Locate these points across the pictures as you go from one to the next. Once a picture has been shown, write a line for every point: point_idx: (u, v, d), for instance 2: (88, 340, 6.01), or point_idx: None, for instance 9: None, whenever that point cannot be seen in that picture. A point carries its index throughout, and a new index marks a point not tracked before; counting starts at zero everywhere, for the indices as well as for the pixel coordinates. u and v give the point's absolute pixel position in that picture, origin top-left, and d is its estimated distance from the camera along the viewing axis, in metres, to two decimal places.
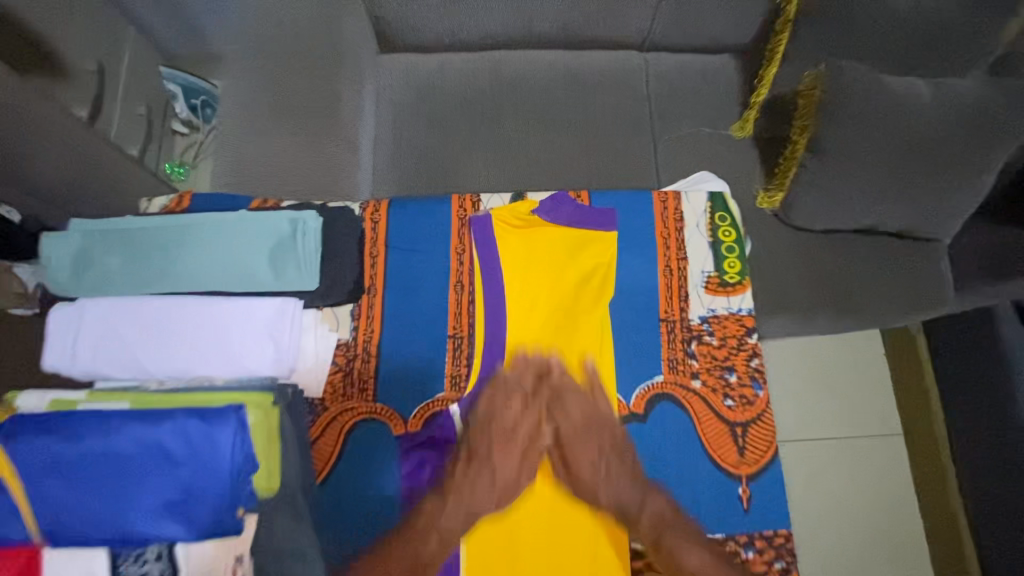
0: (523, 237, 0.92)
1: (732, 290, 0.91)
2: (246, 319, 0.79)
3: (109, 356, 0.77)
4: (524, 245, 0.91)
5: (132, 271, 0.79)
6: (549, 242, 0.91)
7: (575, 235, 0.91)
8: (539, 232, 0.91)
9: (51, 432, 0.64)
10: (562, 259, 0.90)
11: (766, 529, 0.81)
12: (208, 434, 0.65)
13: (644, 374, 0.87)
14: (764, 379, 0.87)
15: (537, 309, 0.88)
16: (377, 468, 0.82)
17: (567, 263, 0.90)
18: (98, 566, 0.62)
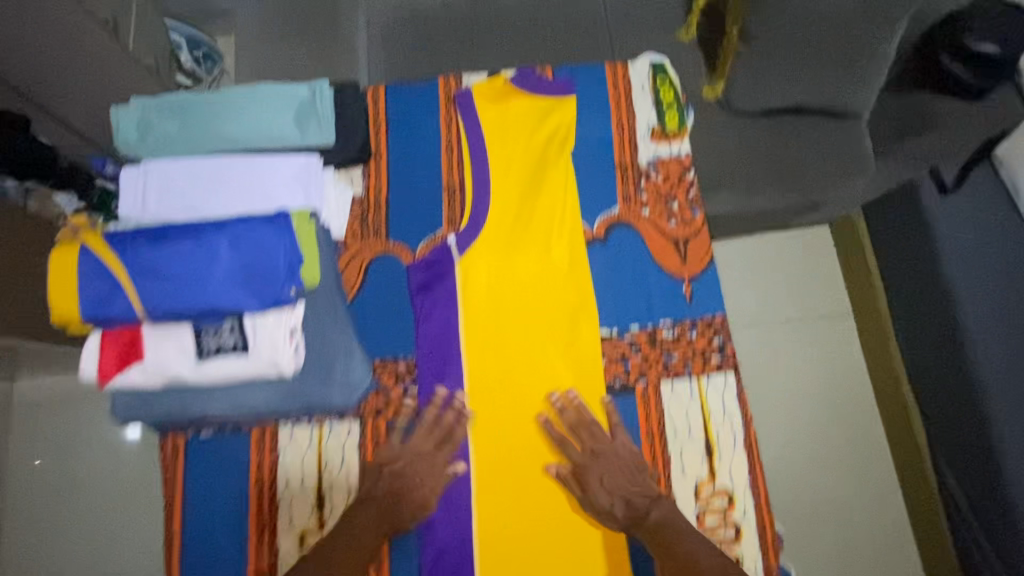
0: (494, 108, 1.09)
1: (672, 137, 1.10)
2: (279, 168, 0.98)
3: (172, 202, 0.96)
4: (496, 112, 1.08)
5: (186, 133, 0.97)
6: (520, 106, 1.09)
7: (537, 101, 1.10)
8: (505, 101, 1.09)
9: (142, 237, 0.82)
10: (528, 121, 1.08)
11: (705, 316, 1.02)
12: (266, 234, 0.83)
13: (604, 207, 1.07)
14: (700, 205, 1.06)
15: (512, 170, 1.06)
16: (396, 288, 1.04)
17: (535, 124, 1.08)
18: (188, 340, 0.84)
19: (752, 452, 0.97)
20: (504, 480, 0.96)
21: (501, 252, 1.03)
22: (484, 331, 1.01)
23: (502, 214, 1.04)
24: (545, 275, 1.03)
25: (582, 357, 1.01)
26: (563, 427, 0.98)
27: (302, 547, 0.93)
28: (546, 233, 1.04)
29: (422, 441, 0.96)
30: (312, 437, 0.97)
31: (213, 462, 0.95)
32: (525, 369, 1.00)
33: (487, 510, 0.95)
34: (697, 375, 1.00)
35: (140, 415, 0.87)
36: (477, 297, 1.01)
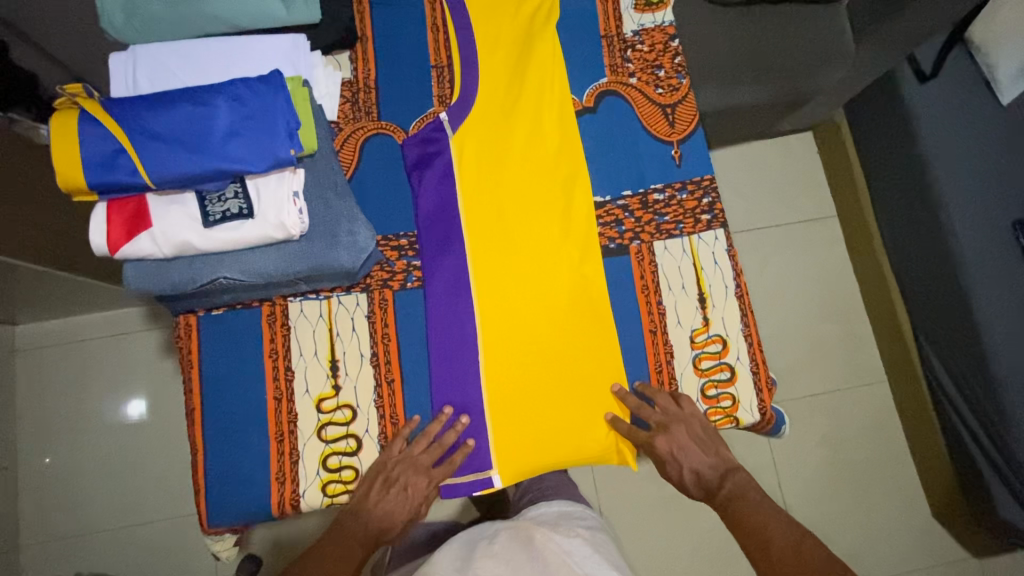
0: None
1: (656, 8, 1.11)
2: (269, 49, 0.99)
3: (166, 83, 0.96)
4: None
5: (173, 14, 0.96)
6: None
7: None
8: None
9: (140, 105, 0.84)
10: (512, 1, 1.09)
11: (695, 176, 1.05)
12: (261, 96, 0.84)
13: (592, 79, 1.09)
14: (685, 72, 1.09)
15: (499, 48, 1.07)
16: (391, 165, 1.05)
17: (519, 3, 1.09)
18: (194, 207, 0.86)
19: (743, 301, 1.01)
20: (508, 349, 0.98)
21: (495, 129, 1.05)
22: (483, 208, 1.02)
23: (493, 92, 1.06)
24: (538, 152, 1.04)
25: (577, 225, 1.02)
26: (565, 296, 1.00)
27: (319, 412, 0.96)
28: (538, 113, 1.05)
29: (421, 455, 0.93)
30: (321, 310, 0.99)
31: (225, 339, 0.97)
32: (524, 243, 1.01)
33: (494, 378, 0.97)
34: (689, 233, 1.03)
35: (151, 287, 0.89)
36: (473, 171, 1.03)
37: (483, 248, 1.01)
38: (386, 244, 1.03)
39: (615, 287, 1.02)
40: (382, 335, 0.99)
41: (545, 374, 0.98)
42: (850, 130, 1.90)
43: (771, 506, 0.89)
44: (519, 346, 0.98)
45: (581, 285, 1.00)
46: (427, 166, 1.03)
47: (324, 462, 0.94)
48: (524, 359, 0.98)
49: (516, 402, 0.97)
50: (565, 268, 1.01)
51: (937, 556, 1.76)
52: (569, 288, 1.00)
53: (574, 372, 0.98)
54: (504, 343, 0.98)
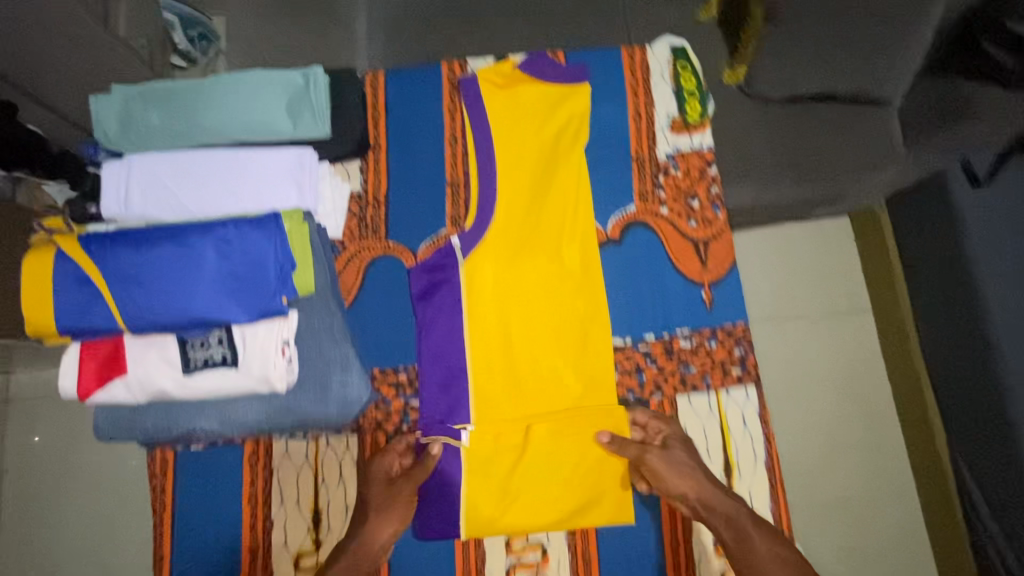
0: (505, 98, 1.01)
1: (694, 129, 1.02)
2: (272, 165, 0.91)
3: (160, 201, 0.90)
4: (501, 97, 1.01)
5: (171, 127, 0.90)
6: (527, 89, 1.01)
7: (552, 91, 1.01)
8: (518, 90, 1.01)
9: (121, 241, 0.77)
10: (535, 101, 1.01)
11: (726, 324, 0.96)
12: (255, 238, 0.78)
13: (619, 205, 1.00)
14: (722, 203, 1.00)
15: (521, 156, 0.98)
16: (394, 291, 0.97)
17: (540, 105, 1.01)
18: (173, 352, 0.78)
19: (774, 471, 0.91)
20: (505, 482, 0.90)
21: (506, 244, 0.95)
22: (487, 330, 0.93)
23: (512, 203, 0.96)
24: (555, 271, 0.95)
25: (596, 365, 0.93)
26: (569, 427, 0.91)
27: (297, 570, 0.87)
28: (559, 222, 0.97)
29: (395, 458, 0.89)
30: (307, 452, 0.91)
31: (203, 480, 0.89)
32: (529, 372, 0.92)
33: (479, 493, 0.90)
34: (716, 388, 0.94)
35: (123, 431, 0.81)
36: (480, 293, 0.94)
37: (484, 312, 0.93)
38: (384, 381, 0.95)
39: None
40: None
41: (541, 493, 0.90)
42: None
43: (782, 549, 0.78)
44: (514, 403, 0.92)
45: (589, 418, 0.91)
46: (432, 288, 0.94)
47: None
48: (518, 468, 0.90)
49: (530, 467, 0.90)
50: (569, 399, 0.92)
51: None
52: (575, 417, 0.91)
53: (571, 492, 0.90)
54: (503, 404, 0.91)
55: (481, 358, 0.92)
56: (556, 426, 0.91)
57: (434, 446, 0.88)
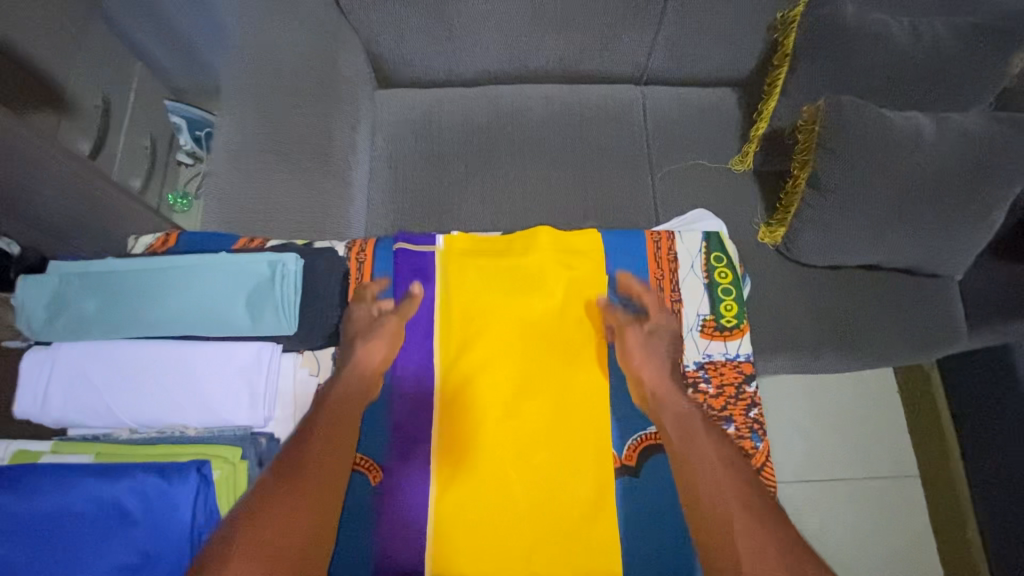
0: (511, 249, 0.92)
1: (729, 334, 0.87)
2: (220, 365, 0.76)
3: (80, 403, 0.75)
4: (507, 260, 0.89)
5: (107, 316, 0.77)
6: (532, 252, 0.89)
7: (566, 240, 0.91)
8: (526, 242, 0.91)
9: (1, 488, 0.61)
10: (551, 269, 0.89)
11: None
12: (167, 493, 0.61)
13: (637, 425, 0.82)
14: (763, 429, 0.83)
15: (498, 269, 0.88)
16: (355, 520, 0.78)
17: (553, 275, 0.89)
18: None
19: None
20: (460, 476, 0.79)
21: (491, 299, 0.86)
22: (452, 364, 0.83)
23: (490, 286, 0.87)
24: (534, 300, 0.86)
25: (580, 403, 0.82)
26: (545, 458, 0.79)
27: None
28: (539, 285, 0.87)
29: (376, 310, 0.85)
30: None
31: None
32: (501, 404, 0.81)
33: (447, 409, 0.82)
34: None
35: None
36: (452, 338, 0.85)
37: (455, 292, 0.87)
38: None
39: None
40: None
41: (510, 539, 0.76)
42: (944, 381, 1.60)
43: (738, 468, 0.76)
44: (493, 327, 0.85)
45: (572, 457, 0.80)
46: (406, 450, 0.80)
47: None
48: (488, 358, 0.83)
49: (491, 329, 0.85)
50: (546, 426, 0.81)
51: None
52: (551, 450, 0.80)
53: (547, 533, 0.77)
54: (479, 315, 0.86)
55: (464, 270, 0.88)
56: (533, 309, 0.86)
57: (417, 285, 0.87)
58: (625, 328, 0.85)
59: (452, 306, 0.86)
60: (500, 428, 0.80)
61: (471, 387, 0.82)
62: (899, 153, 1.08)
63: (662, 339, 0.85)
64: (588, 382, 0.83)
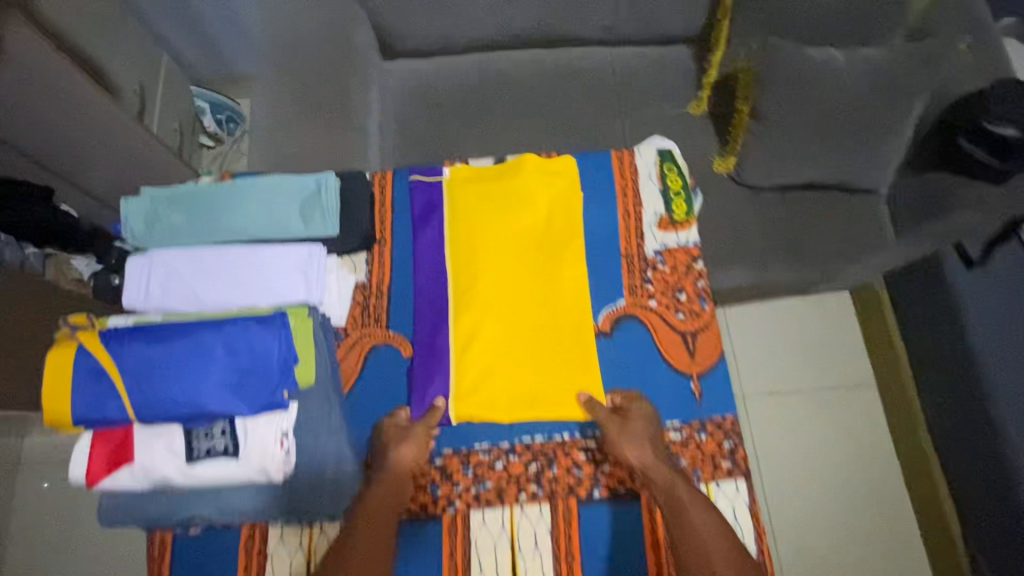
0: (501, 175, 1.11)
1: (680, 225, 1.08)
2: (282, 260, 0.98)
3: (175, 292, 0.96)
4: (501, 187, 1.08)
5: (193, 225, 0.99)
6: (522, 179, 1.08)
7: (548, 164, 1.10)
8: (514, 168, 1.10)
9: (137, 336, 0.83)
10: (536, 190, 1.07)
11: (715, 416, 0.97)
12: (260, 333, 0.83)
13: (608, 299, 1.04)
14: (709, 295, 1.04)
15: (492, 189, 1.08)
16: (392, 378, 1.01)
17: (540, 194, 1.07)
18: (178, 442, 0.83)
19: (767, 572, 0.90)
20: (469, 358, 0.98)
21: (489, 216, 1.06)
22: (461, 268, 1.04)
23: (486, 205, 1.07)
24: (524, 214, 1.06)
25: (567, 289, 1.02)
26: (542, 330, 1.00)
27: None
28: (528, 201, 1.06)
29: (402, 416, 0.96)
30: (300, 539, 0.91)
31: (192, 567, 0.91)
32: (503, 294, 1.01)
33: (459, 312, 1.01)
34: (706, 482, 0.95)
35: (124, 519, 0.85)
36: (459, 249, 1.05)
37: (460, 222, 1.06)
38: None
39: (619, 541, 0.92)
40: None
41: (518, 391, 0.97)
42: (899, 303, 1.72)
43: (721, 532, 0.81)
44: (490, 253, 1.04)
45: (563, 328, 1.00)
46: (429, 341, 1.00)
47: None
48: (489, 274, 1.02)
49: (490, 253, 1.04)
50: (541, 307, 1.01)
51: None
52: (546, 324, 1.00)
53: (547, 386, 0.97)
54: (481, 240, 1.05)
55: (466, 207, 1.07)
56: (523, 233, 1.05)
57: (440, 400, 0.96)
58: (607, 422, 0.93)
59: (459, 234, 1.06)
60: (500, 324, 1.00)
61: (476, 297, 1.01)
62: (820, 78, 1.31)
63: (645, 430, 0.92)
64: (570, 295, 1.01)
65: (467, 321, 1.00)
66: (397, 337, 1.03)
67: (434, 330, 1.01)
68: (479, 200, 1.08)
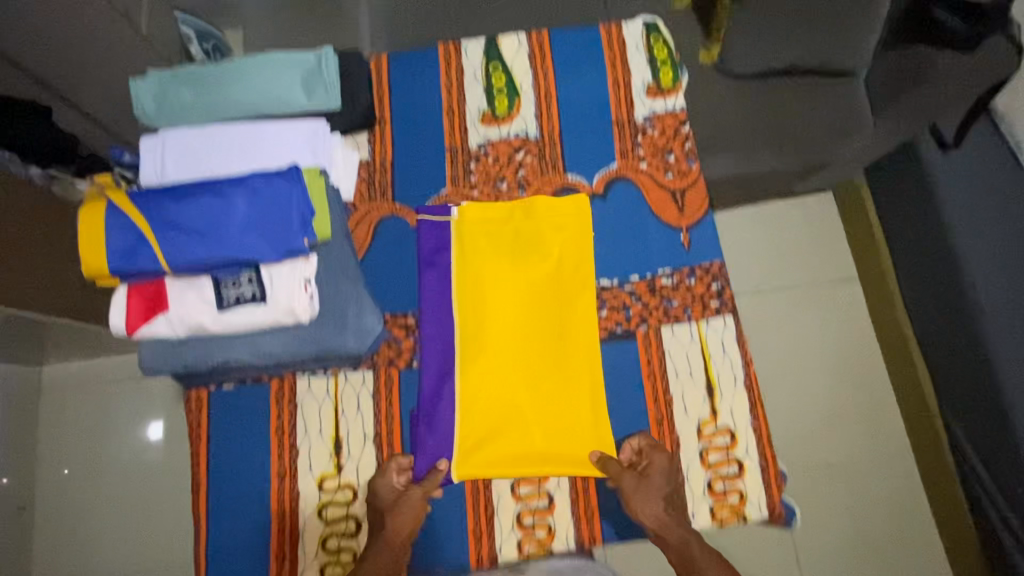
0: (512, 214, 1.07)
1: (667, 92, 1.13)
2: (289, 133, 1.02)
3: (187, 165, 1.00)
4: (509, 228, 1.05)
5: (201, 103, 1.03)
6: (533, 214, 1.06)
7: (560, 205, 1.05)
8: (525, 208, 1.06)
9: (163, 193, 0.88)
10: (550, 232, 1.05)
11: (704, 262, 1.05)
12: (278, 186, 0.88)
13: (602, 163, 1.10)
14: (696, 155, 1.09)
15: (504, 233, 1.05)
16: (400, 244, 1.07)
17: (554, 239, 1.04)
18: (208, 292, 0.89)
19: (752, 392, 1.00)
20: (479, 438, 0.96)
21: (498, 260, 1.04)
22: (470, 315, 1.01)
23: (497, 252, 1.04)
24: (534, 258, 1.04)
25: (576, 325, 1.01)
26: (552, 389, 0.97)
27: (321, 491, 0.97)
28: (540, 248, 1.04)
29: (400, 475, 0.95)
30: (328, 387, 1.00)
31: (230, 415, 0.99)
32: (514, 354, 0.99)
33: (468, 380, 0.99)
34: (697, 319, 1.03)
35: (164, 365, 0.91)
36: (466, 299, 1.02)
37: (467, 287, 1.03)
38: (396, 323, 1.04)
39: (619, 373, 1.02)
40: (386, 413, 1.00)
41: (528, 448, 0.95)
42: (872, 193, 1.78)
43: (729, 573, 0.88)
44: (501, 329, 1.00)
45: (576, 384, 0.98)
46: (436, 410, 0.97)
47: (324, 544, 0.95)
48: (502, 344, 1.00)
49: (498, 317, 1.01)
50: (550, 361, 0.99)
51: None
52: (557, 378, 0.98)
53: (557, 443, 0.95)
54: (489, 299, 1.02)
55: (475, 261, 1.04)
56: (533, 299, 1.02)
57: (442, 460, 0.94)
58: (623, 477, 0.92)
59: (465, 279, 1.03)
60: (507, 382, 0.98)
61: (482, 358, 0.99)
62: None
63: (659, 485, 0.92)
64: (583, 366, 0.99)
65: (473, 378, 0.99)
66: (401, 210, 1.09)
67: (438, 380, 0.99)
68: (485, 237, 1.05)
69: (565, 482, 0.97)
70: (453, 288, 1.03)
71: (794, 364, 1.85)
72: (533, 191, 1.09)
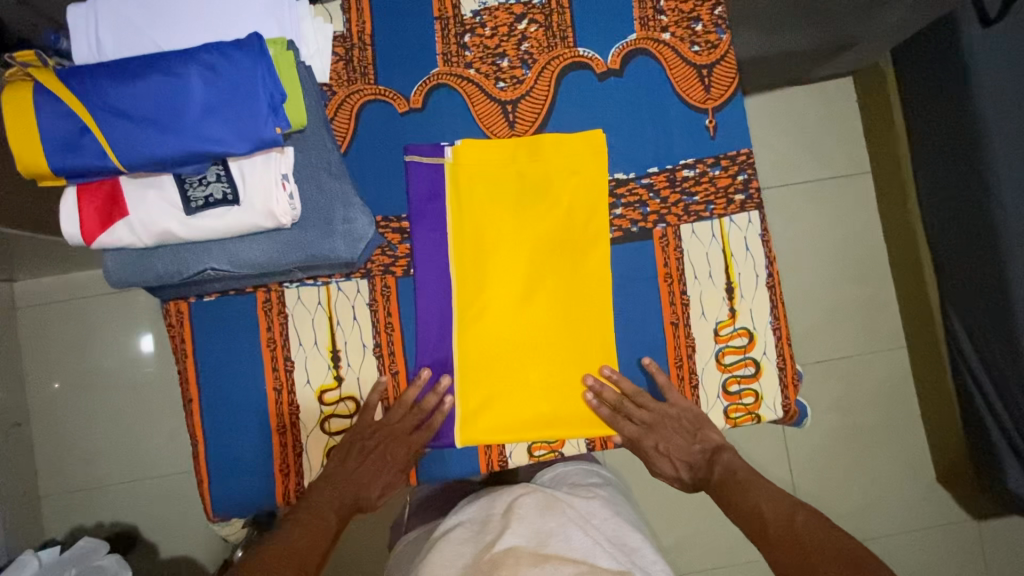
0: (516, 153, 0.93)
1: None
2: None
3: (129, 41, 0.84)
4: (511, 171, 0.93)
5: None
6: (542, 152, 0.93)
7: (569, 142, 0.93)
8: (530, 146, 0.93)
9: (100, 73, 0.73)
10: (562, 177, 0.93)
11: (729, 150, 0.94)
12: (238, 63, 0.74)
13: (618, 34, 0.95)
14: (726, 24, 0.95)
15: (507, 178, 0.93)
16: (386, 136, 0.95)
17: (567, 188, 0.93)
18: (173, 192, 0.78)
19: (775, 292, 0.93)
20: (485, 405, 0.92)
21: (499, 208, 0.93)
22: (470, 271, 0.92)
23: (499, 198, 0.93)
24: (543, 208, 0.93)
25: (590, 279, 0.93)
26: (558, 349, 0.92)
27: (322, 404, 0.92)
28: (549, 196, 0.93)
29: (399, 424, 0.90)
30: (319, 298, 0.92)
31: (217, 329, 0.92)
32: (517, 314, 0.92)
33: (467, 343, 0.92)
34: (720, 216, 0.94)
35: (133, 277, 0.82)
36: (465, 251, 0.92)
37: (463, 237, 0.93)
38: (388, 225, 0.94)
39: (635, 275, 0.94)
40: (385, 324, 0.93)
41: (532, 413, 0.92)
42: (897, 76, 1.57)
43: (765, 482, 0.86)
44: (504, 284, 0.92)
45: (587, 341, 0.93)
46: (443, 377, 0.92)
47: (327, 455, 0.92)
48: (505, 303, 0.92)
49: (498, 272, 0.92)
50: (556, 320, 0.92)
51: (950, 547, 1.72)
52: (563, 337, 0.92)
53: (564, 408, 0.92)
54: (490, 250, 0.92)
55: (471, 206, 0.93)
56: (536, 249, 0.92)
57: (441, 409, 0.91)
58: (624, 428, 0.91)
59: (462, 230, 0.93)
60: (511, 344, 0.92)
61: (481, 320, 0.92)
62: None
63: (665, 429, 0.91)
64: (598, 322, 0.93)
65: (472, 339, 0.92)
66: (388, 93, 0.95)
67: (437, 346, 0.93)
68: (481, 181, 0.93)
69: (574, 387, 0.92)
70: (449, 239, 0.93)
71: (803, 274, 1.76)
72: (538, 69, 0.95)
